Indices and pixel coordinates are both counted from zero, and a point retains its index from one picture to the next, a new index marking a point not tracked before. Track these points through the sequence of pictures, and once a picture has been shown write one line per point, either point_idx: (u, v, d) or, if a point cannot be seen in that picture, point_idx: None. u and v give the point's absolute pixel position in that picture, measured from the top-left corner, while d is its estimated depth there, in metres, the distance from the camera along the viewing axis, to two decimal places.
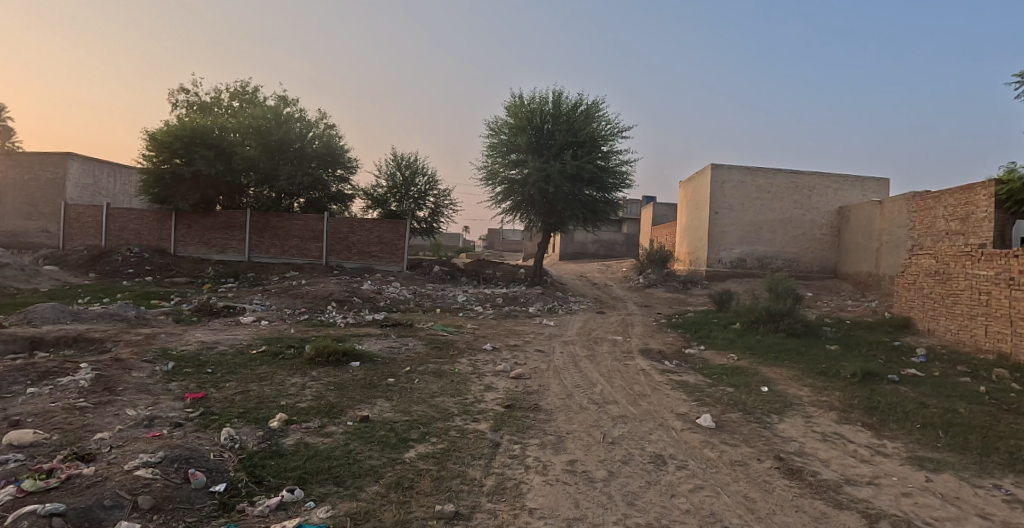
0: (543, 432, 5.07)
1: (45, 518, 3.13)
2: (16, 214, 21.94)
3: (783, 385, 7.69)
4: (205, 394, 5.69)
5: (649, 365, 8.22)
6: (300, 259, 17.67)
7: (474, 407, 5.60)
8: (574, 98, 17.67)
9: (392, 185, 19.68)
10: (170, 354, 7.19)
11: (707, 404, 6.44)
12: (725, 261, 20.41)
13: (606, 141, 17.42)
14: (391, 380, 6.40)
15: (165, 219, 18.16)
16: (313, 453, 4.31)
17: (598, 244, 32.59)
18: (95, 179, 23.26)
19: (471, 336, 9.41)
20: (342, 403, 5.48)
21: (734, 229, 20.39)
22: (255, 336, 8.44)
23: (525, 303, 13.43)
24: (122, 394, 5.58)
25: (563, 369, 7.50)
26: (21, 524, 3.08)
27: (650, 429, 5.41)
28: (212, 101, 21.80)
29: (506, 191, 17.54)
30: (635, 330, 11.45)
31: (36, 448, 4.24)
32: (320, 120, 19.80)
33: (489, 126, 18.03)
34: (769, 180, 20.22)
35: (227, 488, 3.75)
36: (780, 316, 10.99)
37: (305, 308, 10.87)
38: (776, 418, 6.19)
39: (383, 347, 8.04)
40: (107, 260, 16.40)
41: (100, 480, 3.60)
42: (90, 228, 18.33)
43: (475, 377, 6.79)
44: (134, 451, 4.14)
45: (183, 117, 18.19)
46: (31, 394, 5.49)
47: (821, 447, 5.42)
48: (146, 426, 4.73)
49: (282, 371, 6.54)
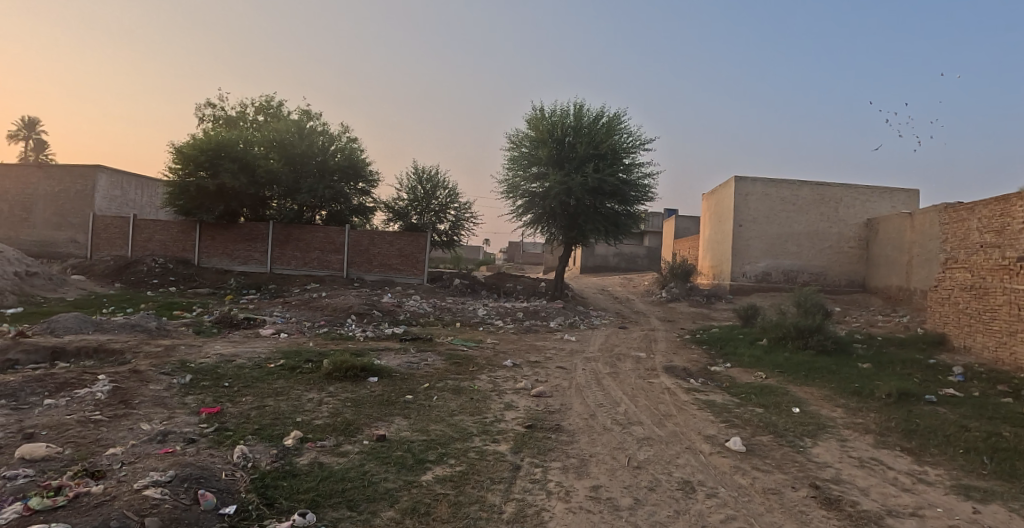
0: (566, 454, 4.87)
1: None
2: (46, 224, 22.46)
3: (815, 406, 7.35)
4: (221, 409, 5.60)
5: (674, 383, 7.94)
6: (321, 271, 17.72)
7: (494, 427, 5.41)
8: (594, 111, 17.53)
9: (413, 198, 19.75)
10: (189, 366, 7.17)
11: (736, 426, 6.18)
12: (750, 275, 19.96)
13: (627, 154, 17.22)
14: (409, 397, 6.26)
15: (190, 230, 18.40)
16: (327, 474, 4.18)
17: (619, 257, 32.44)
18: (122, 191, 23.76)
19: (491, 351, 9.22)
20: (359, 420, 5.35)
21: (759, 243, 19.96)
22: (274, 349, 8.38)
23: (546, 317, 13.22)
24: (138, 408, 5.52)
25: (586, 387, 7.27)
26: None
27: (677, 453, 5.18)
28: (238, 115, 22.24)
29: (527, 204, 17.40)
30: (659, 346, 11.19)
31: (48, 463, 4.18)
32: (342, 134, 19.96)
33: (510, 139, 17.95)
34: (794, 191, 19.80)
35: (237, 510, 3.64)
36: (810, 332, 10.62)
37: (324, 321, 10.81)
38: (808, 442, 5.90)
39: (402, 362, 7.89)
40: (133, 271, 16.70)
41: (108, 500, 3.51)
42: (117, 239, 18.68)
43: (495, 394, 6.61)
44: (144, 469, 4.04)
45: (209, 131, 18.47)
46: (48, 406, 5.48)
47: (859, 474, 5.12)
48: (160, 442, 4.66)
49: (299, 387, 6.42)
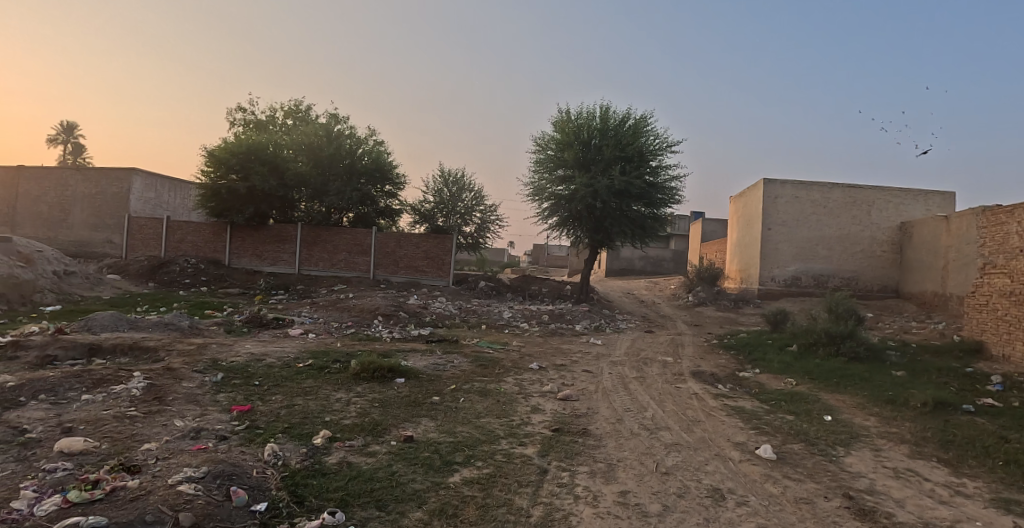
0: (593, 459, 4.83)
1: None
2: (84, 225, 23.19)
3: (847, 414, 7.17)
4: (251, 407, 5.70)
5: (701, 388, 7.82)
6: (348, 272, 17.93)
7: (520, 430, 5.41)
8: (620, 113, 17.43)
9: (439, 200, 19.91)
10: (220, 365, 7.31)
11: (766, 433, 6.06)
12: (779, 279, 19.59)
13: (654, 156, 17.08)
14: (436, 398, 6.29)
15: (221, 232, 18.80)
16: (355, 473, 4.22)
17: (644, 260, 32.18)
18: (156, 193, 24.42)
19: (517, 354, 9.20)
20: (386, 421, 5.39)
21: (788, 246, 19.58)
22: (303, 349, 8.50)
23: (571, 320, 13.17)
24: (171, 405, 5.65)
25: (613, 391, 7.21)
26: None
27: (706, 459, 5.09)
28: (268, 119, 22.70)
29: (553, 207, 17.37)
30: (686, 351, 11.05)
31: (86, 457, 4.31)
32: (370, 137, 20.21)
33: (535, 142, 17.93)
34: (824, 194, 19.38)
35: (268, 508, 3.68)
36: (841, 338, 10.38)
37: (352, 322, 10.94)
38: (841, 451, 5.75)
39: (429, 363, 7.94)
40: (166, 271, 17.14)
41: (143, 495, 3.59)
42: (150, 240, 19.19)
43: (522, 397, 6.60)
44: (177, 465, 4.13)
45: (240, 135, 18.89)
46: (86, 401, 5.64)
47: (894, 484, 4.97)
48: (193, 438, 4.76)
49: (327, 386, 6.51)
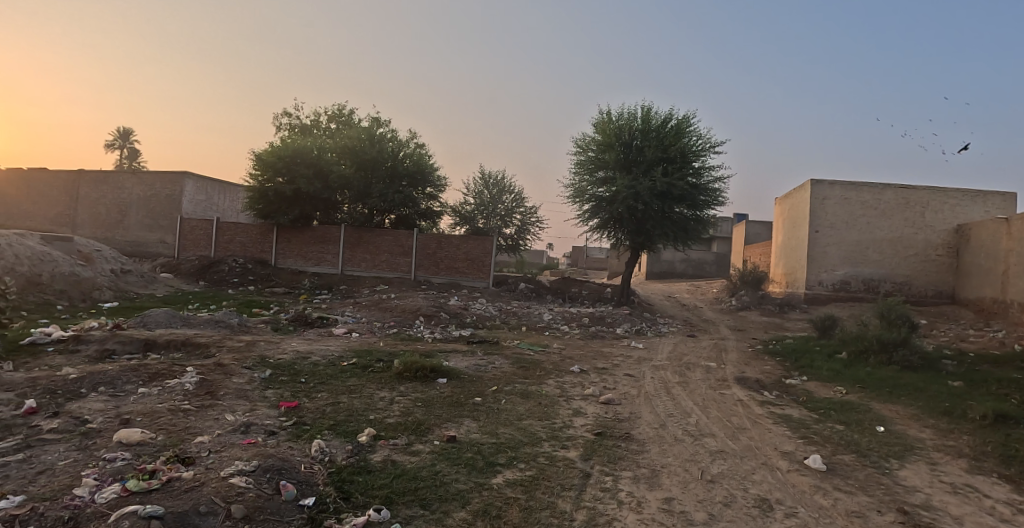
0: (636, 464, 4.77)
1: (144, 519, 3.25)
2: (139, 226, 24.29)
3: (901, 425, 6.87)
4: (298, 404, 5.86)
5: (746, 395, 7.63)
6: (389, 273, 18.23)
7: (563, 433, 5.39)
8: (662, 113, 17.19)
9: (480, 202, 20.08)
10: (268, 362, 7.54)
11: (815, 443, 5.87)
12: (826, 283, 18.93)
13: (697, 157, 16.76)
14: (478, 399, 6.33)
15: (267, 233, 19.36)
16: (400, 472, 4.28)
17: (686, 263, 31.65)
18: (207, 196, 25.38)
19: (557, 357, 9.16)
20: (429, 421, 5.46)
21: (837, 250, 18.92)
22: (347, 348, 8.68)
23: (612, 323, 13.04)
24: (222, 399, 5.87)
25: (655, 396, 7.11)
26: (122, 524, 3.23)
27: (752, 468, 4.97)
28: (312, 124, 23.32)
29: (594, 209, 17.25)
30: (729, 356, 10.80)
31: (143, 447, 4.51)
32: (411, 140, 20.54)
33: (576, 144, 17.84)
34: (875, 195, 18.66)
35: (316, 503, 3.77)
36: (894, 346, 9.95)
37: (394, 322, 11.11)
38: (894, 464, 5.52)
39: (470, 364, 7.99)
40: (215, 270, 17.79)
41: (197, 486, 3.74)
42: (201, 240, 19.96)
43: (563, 400, 6.57)
44: (229, 458, 4.28)
45: (286, 139, 19.48)
46: (142, 394, 5.90)
47: (952, 500, 4.73)
48: (243, 432, 4.92)
49: (371, 385, 6.63)
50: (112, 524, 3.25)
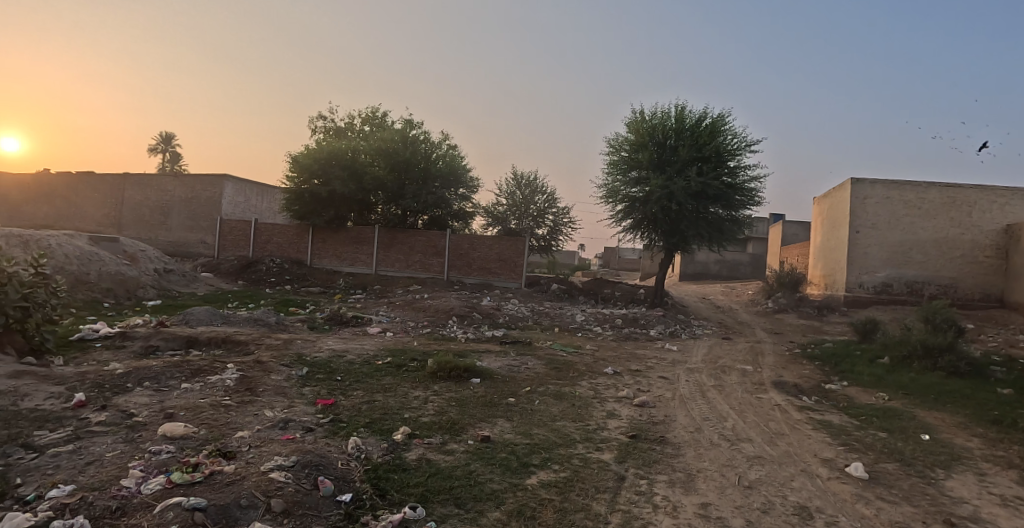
0: (672, 468, 4.72)
1: (189, 511, 3.36)
2: (181, 227, 25.12)
3: (948, 434, 6.61)
4: (335, 402, 5.97)
5: (784, 400, 7.46)
6: (422, 273, 18.42)
7: (597, 435, 5.36)
8: (697, 112, 16.92)
9: (513, 203, 20.15)
10: (306, 360, 7.71)
11: (856, 451, 5.69)
12: (867, 286, 18.34)
13: (733, 156, 16.44)
14: (511, 399, 6.35)
15: (303, 233, 19.77)
16: (435, 470, 4.33)
17: (720, 264, 31.11)
18: (245, 198, 26.09)
19: (590, 358, 9.12)
20: (463, 420, 5.50)
21: (878, 251, 18.31)
22: (382, 347, 8.81)
23: (645, 325, 12.91)
24: (261, 396, 6.03)
25: (690, 399, 7.01)
26: (168, 515, 3.34)
27: (791, 475, 4.85)
28: (347, 126, 23.74)
29: (627, 209, 17.11)
30: (766, 360, 10.57)
31: (186, 441, 4.66)
32: (444, 141, 20.74)
33: (609, 144, 17.73)
34: (919, 194, 18.01)
35: (353, 499, 3.84)
36: (939, 351, 9.57)
37: (428, 322, 11.23)
38: (941, 473, 5.31)
39: (503, 365, 8.02)
40: (253, 270, 18.29)
41: (238, 479, 3.85)
42: (240, 240, 20.54)
43: (597, 402, 6.54)
44: (269, 453, 4.39)
45: (322, 142, 19.88)
46: (185, 389, 6.11)
47: (1003, 513, 4.53)
48: (282, 428, 5.05)
49: (406, 384, 6.72)
50: (158, 515, 3.37)
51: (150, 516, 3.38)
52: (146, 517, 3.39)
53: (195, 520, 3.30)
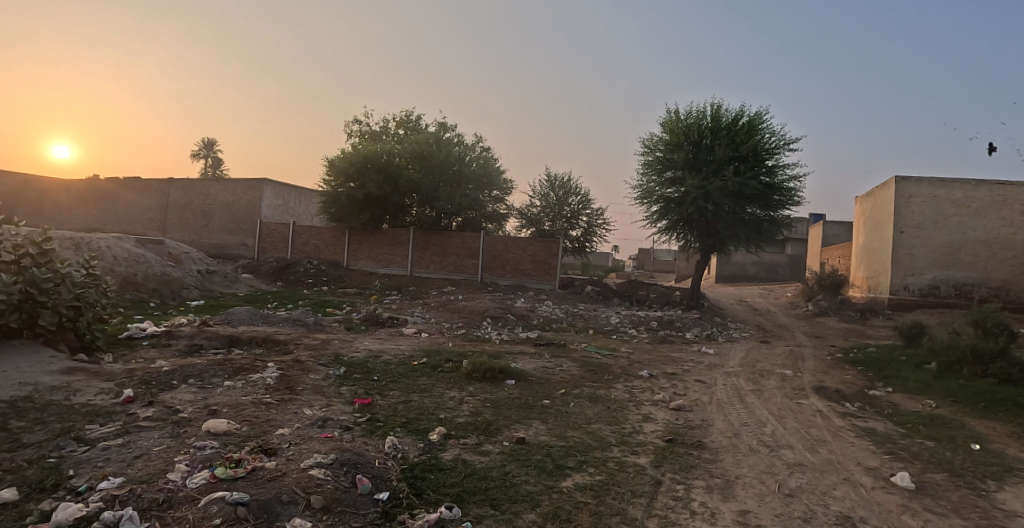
0: (709, 474, 4.64)
1: (232, 506, 3.48)
2: (223, 229, 25.93)
3: (1001, 443, 6.31)
4: (372, 401, 6.08)
5: (826, 406, 7.25)
6: (456, 275, 18.58)
7: (632, 439, 5.32)
8: (734, 110, 16.59)
9: (547, 204, 20.14)
10: (343, 360, 7.87)
11: (902, 460, 5.49)
12: (913, 288, 17.65)
13: (771, 155, 16.07)
14: (546, 401, 6.35)
15: (340, 236, 20.18)
16: (470, 471, 4.37)
17: (758, 265, 30.43)
18: (284, 201, 26.77)
19: (626, 361, 9.04)
20: (498, 422, 5.52)
21: (925, 252, 17.61)
22: (417, 348, 8.93)
23: (681, 328, 12.73)
24: (300, 394, 6.19)
25: (728, 404, 6.88)
26: (212, 509, 3.47)
27: (834, 484, 4.71)
28: (382, 130, 24.14)
29: (662, 210, 16.92)
30: (806, 364, 10.29)
31: (229, 437, 4.82)
32: (477, 143, 20.91)
33: (643, 144, 17.56)
34: (968, 193, 17.27)
35: (390, 497, 3.91)
36: (991, 358, 9.13)
37: (462, 323, 11.32)
38: (994, 485, 5.07)
39: (538, 366, 8.02)
40: (292, 271, 18.77)
41: (279, 476, 3.96)
42: (279, 242, 21.09)
43: (632, 405, 6.49)
44: (308, 450, 4.51)
45: (358, 145, 20.26)
46: (228, 386, 6.32)
47: None
48: (320, 426, 5.17)
49: (441, 385, 6.79)
50: (203, 508, 3.50)
51: (195, 509, 3.51)
52: (191, 510, 3.52)
53: (238, 515, 3.41)
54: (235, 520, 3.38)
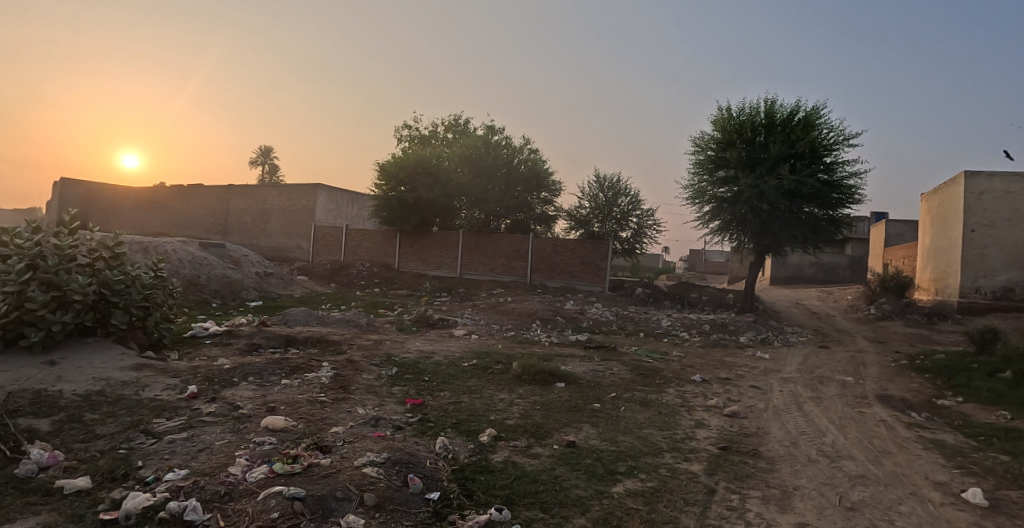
0: (765, 483, 4.49)
1: (289, 500, 3.61)
2: (280, 233, 26.96)
3: None
4: (423, 402, 6.19)
5: (891, 415, 6.89)
6: (505, 277, 18.69)
7: (684, 445, 5.21)
8: (789, 106, 16.00)
9: (595, 205, 19.97)
10: (395, 360, 8.05)
11: (976, 475, 5.15)
12: (986, 290, 16.54)
13: (829, 151, 15.42)
14: (596, 405, 6.30)
15: (391, 239, 20.65)
16: (520, 473, 4.38)
17: (816, 267, 29.23)
18: (337, 205, 27.59)
19: (677, 365, 8.86)
20: (548, 424, 5.52)
21: (999, 251, 16.48)
22: (467, 349, 9.03)
23: (735, 331, 12.38)
24: (354, 393, 6.36)
25: (785, 411, 6.65)
26: (270, 503, 3.61)
27: (900, 498, 4.47)
28: (431, 134, 24.57)
29: (715, 210, 16.51)
30: (869, 370, 9.81)
31: (286, 434, 5.01)
32: (525, 145, 20.98)
33: (694, 142, 17.18)
34: None
35: (440, 497, 3.97)
36: None
37: (511, 325, 11.37)
38: None
39: (587, 369, 7.97)
40: (345, 273, 19.35)
41: (333, 472, 4.08)
42: (333, 245, 21.76)
43: (684, 410, 6.35)
44: (361, 448, 4.63)
45: (408, 150, 20.69)
46: (285, 385, 6.57)
47: None
48: (373, 425, 5.30)
49: (491, 386, 6.84)
50: (262, 502, 3.65)
51: (255, 502, 3.66)
52: (251, 503, 3.68)
53: (295, 509, 3.54)
54: (292, 514, 3.51)
